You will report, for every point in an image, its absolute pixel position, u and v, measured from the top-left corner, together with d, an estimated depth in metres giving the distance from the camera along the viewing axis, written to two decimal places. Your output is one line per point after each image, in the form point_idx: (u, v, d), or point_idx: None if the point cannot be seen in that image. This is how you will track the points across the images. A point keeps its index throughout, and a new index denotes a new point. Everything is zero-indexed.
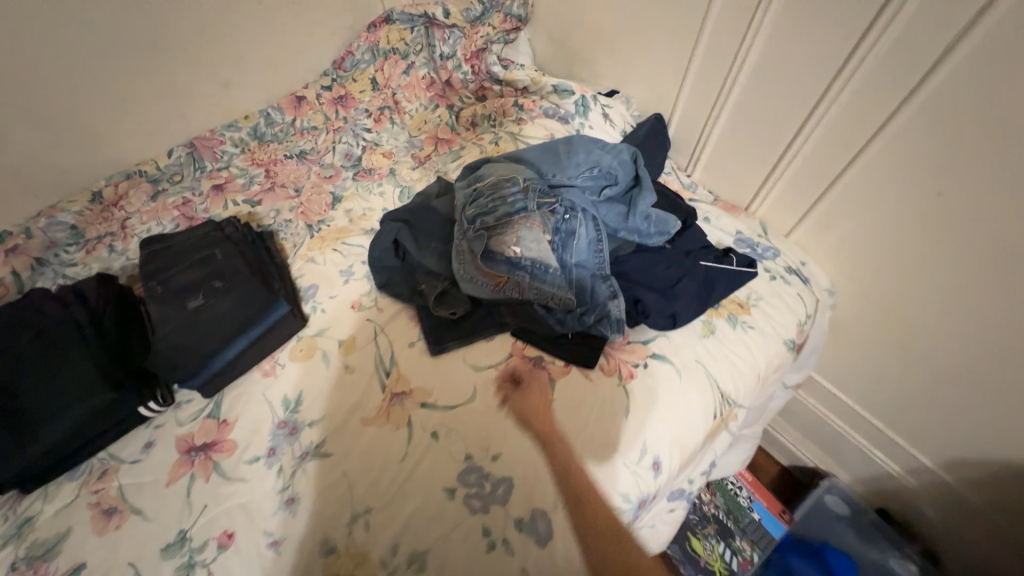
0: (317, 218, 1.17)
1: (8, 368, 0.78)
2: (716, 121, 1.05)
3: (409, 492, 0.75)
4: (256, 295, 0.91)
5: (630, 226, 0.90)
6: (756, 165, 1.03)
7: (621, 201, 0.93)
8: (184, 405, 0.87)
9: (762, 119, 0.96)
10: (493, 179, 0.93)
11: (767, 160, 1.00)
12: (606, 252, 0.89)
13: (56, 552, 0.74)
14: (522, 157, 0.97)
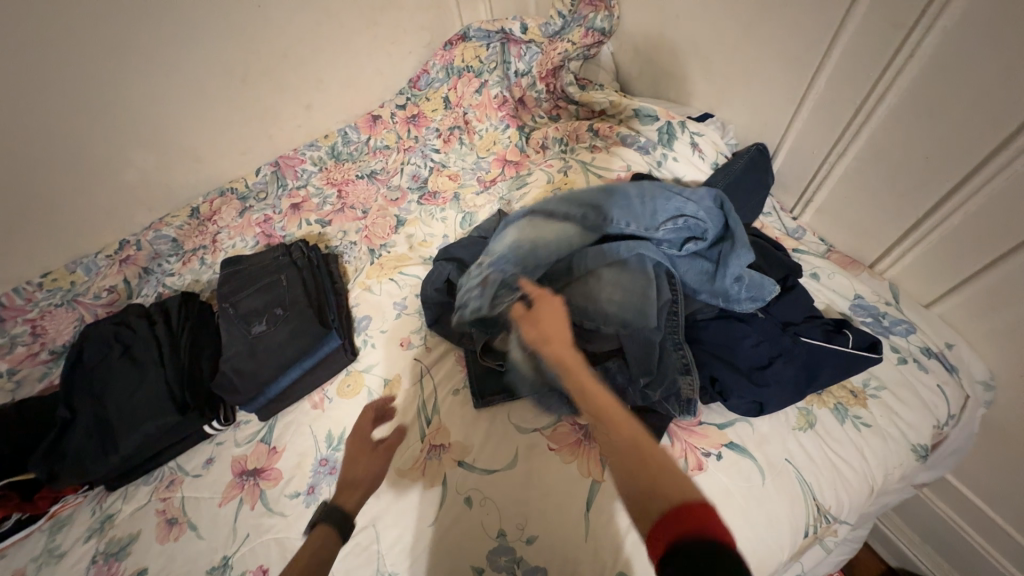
0: (380, 242, 1.17)
1: (108, 378, 0.89)
2: (840, 159, 0.85)
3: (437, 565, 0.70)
4: (310, 326, 0.92)
5: (715, 288, 0.76)
6: (890, 215, 0.82)
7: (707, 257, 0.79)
8: (242, 426, 0.92)
9: (905, 161, 0.76)
10: (541, 237, 0.83)
11: (907, 211, 0.79)
12: (680, 319, 0.76)
13: (126, 553, 0.81)
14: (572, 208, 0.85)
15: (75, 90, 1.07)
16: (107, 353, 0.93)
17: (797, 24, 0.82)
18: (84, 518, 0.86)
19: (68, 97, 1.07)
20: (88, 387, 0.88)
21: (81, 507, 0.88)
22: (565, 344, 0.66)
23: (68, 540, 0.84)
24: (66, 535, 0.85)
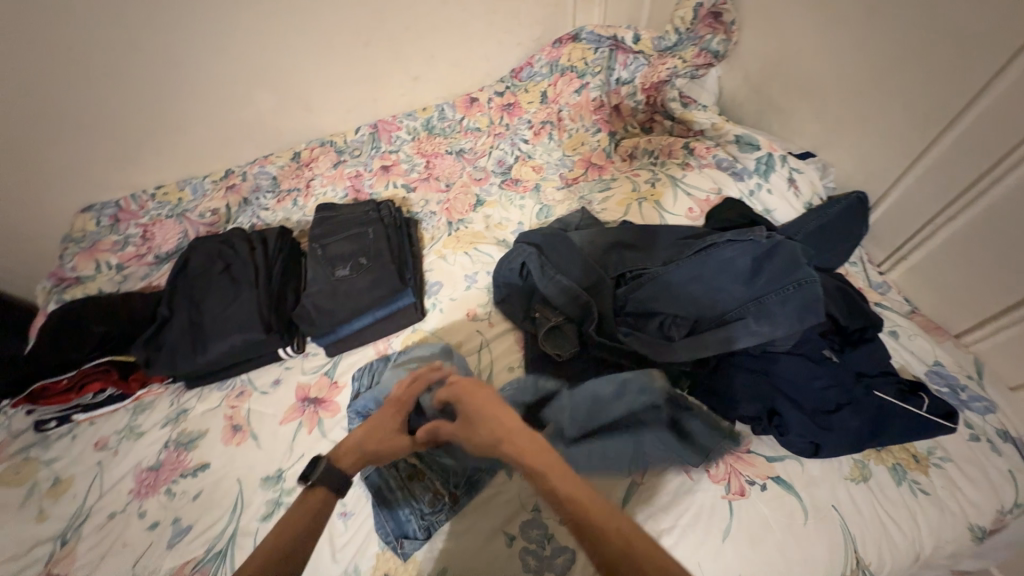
0: (458, 217, 1.23)
1: (205, 288, 0.98)
2: (950, 221, 0.83)
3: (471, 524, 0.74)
4: (388, 279, 0.98)
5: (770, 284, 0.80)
6: (993, 289, 0.79)
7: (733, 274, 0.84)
8: (309, 357, 0.99)
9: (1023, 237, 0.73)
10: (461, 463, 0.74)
11: (1014, 287, 0.76)
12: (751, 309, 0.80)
13: (194, 446, 0.90)
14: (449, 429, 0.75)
15: (223, 28, 1.19)
16: (207, 266, 1.01)
17: (930, 80, 0.81)
18: (162, 407, 0.96)
19: (216, 34, 1.19)
20: (190, 293, 0.98)
21: (160, 397, 0.98)
22: (515, 433, 0.65)
23: (147, 423, 0.94)
24: (146, 418, 0.95)
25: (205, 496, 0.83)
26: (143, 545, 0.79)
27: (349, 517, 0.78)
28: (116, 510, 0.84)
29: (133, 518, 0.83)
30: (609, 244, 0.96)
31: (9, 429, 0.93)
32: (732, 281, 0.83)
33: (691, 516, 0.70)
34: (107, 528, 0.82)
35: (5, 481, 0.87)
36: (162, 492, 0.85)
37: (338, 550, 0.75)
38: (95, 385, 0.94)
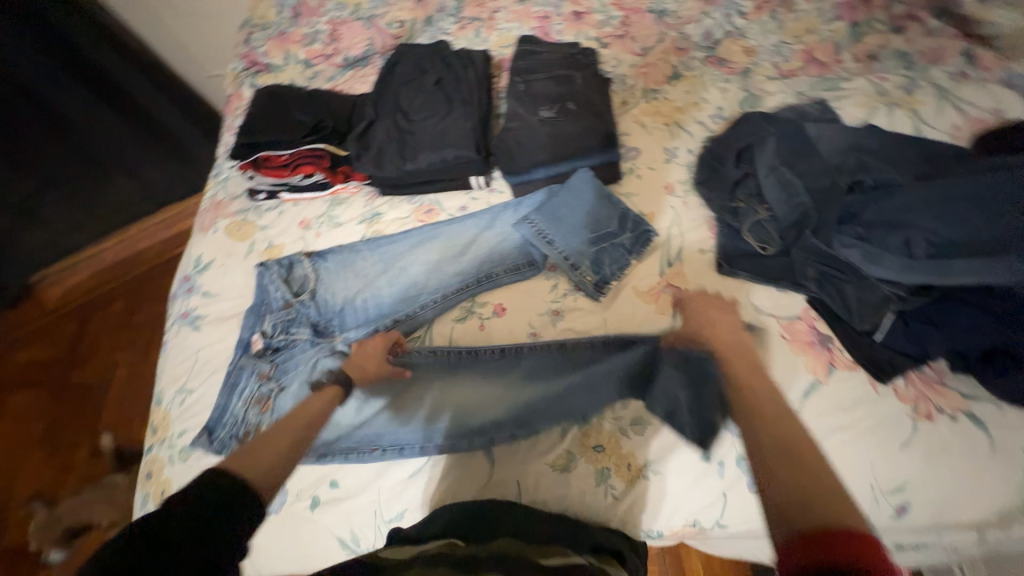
0: (654, 86, 1.12)
1: (413, 97, 0.98)
2: None
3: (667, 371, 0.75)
4: (595, 130, 0.95)
5: None
6: None
7: None
8: (495, 193, 1.00)
9: None
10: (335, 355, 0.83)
11: None
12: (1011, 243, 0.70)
13: (385, 243, 0.96)
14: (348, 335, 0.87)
15: None
16: (414, 76, 1.00)
17: None
18: (357, 205, 1.01)
19: None
20: (396, 101, 0.99)
21: (354, 197, 1.02)
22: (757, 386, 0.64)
23: (345, 216, 1.01)
24: (343, 211, 1.01)
25: (403, 288, 0.92)
26: (354, 322, 0.90)
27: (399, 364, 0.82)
28: (317, 290, 0.92)
29: (336, 300, 0.92)
30: (847, 146, 0.87)
31: (230, 190, 1.04)
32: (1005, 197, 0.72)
33: (870, 422, 0.75)
34: (310, 303, 0.91)
35: (230, 233, 0.99)
36: (362, 286, 0.93)
37: (522, 360, 0.82)
38: (308, 168, 0.98)
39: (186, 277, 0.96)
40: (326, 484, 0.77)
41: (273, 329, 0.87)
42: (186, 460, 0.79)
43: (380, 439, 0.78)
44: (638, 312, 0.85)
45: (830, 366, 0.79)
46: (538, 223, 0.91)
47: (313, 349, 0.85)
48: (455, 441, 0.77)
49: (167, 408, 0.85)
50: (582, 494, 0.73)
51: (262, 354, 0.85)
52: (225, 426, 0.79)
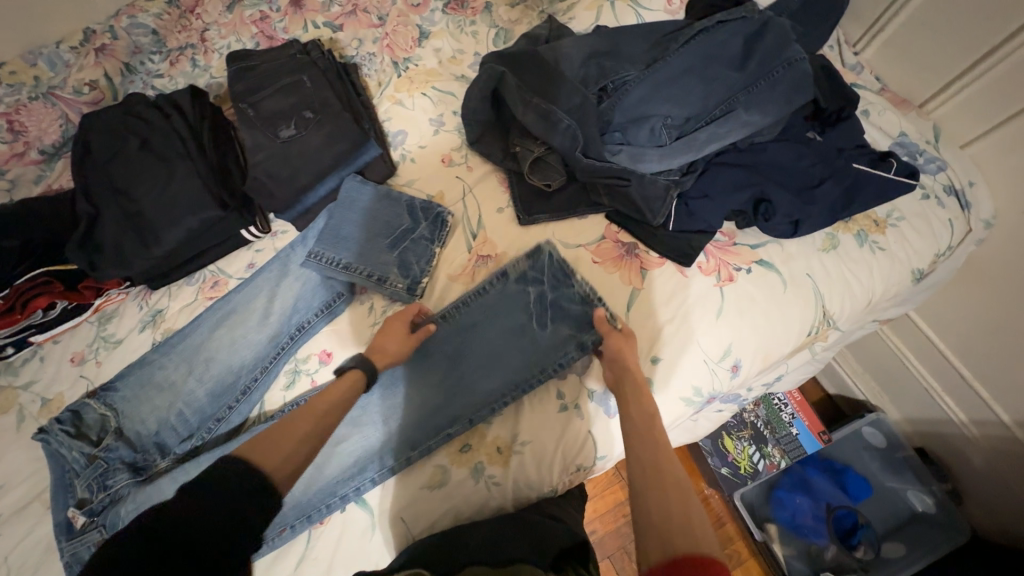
0: (403, 54, 1.03)
1: (127, 172, 0.83)
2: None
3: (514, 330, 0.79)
4: (347, 131, 0.87)
5: (748, 76, 0.79)
6: (950, 56, 0.84)
7: (734, 67, 0.80)
8: (279, 235, 0.92)
9: None
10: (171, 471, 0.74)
11: (968, 51, 0.81)
12: (729, 105, 0.79)
13: (174, 339, 0.84)
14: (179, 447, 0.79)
15: None
16: (118, 147, 0.84)
17: None
18: (132, 312, 0.88)
19: None
20: (108, 183, 0.83)
21: (125, 304, 0.89)
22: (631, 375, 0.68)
23: (121, 330, 0.87)
24: (117, 327, 0.87)
25: (216, 378, 0.82)
26: (180, 437, 0.80)
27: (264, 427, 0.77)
28: (123, 427, 0.80)
29: (150, 424, 0.81)
30: (583, 56, 0.85)
31: None
32: (712, 64, 0.80)
33: (689, 306, 0.79)
34: (118, 442, 0.78)
35: None
36: (173, 398, 0.81)
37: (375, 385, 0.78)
38: (43, 300, 0.82)
39: None
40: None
41: (90, 492, 0.75)
42: None
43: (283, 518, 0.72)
44: (458, 298, 0.82)
45: (640, 271, 0.82)
46: (325, 252, 0.83)
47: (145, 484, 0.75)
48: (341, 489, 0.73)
49: None
50: (466, 499, 0.72)
51: (88, 527, 0.72)
52: None
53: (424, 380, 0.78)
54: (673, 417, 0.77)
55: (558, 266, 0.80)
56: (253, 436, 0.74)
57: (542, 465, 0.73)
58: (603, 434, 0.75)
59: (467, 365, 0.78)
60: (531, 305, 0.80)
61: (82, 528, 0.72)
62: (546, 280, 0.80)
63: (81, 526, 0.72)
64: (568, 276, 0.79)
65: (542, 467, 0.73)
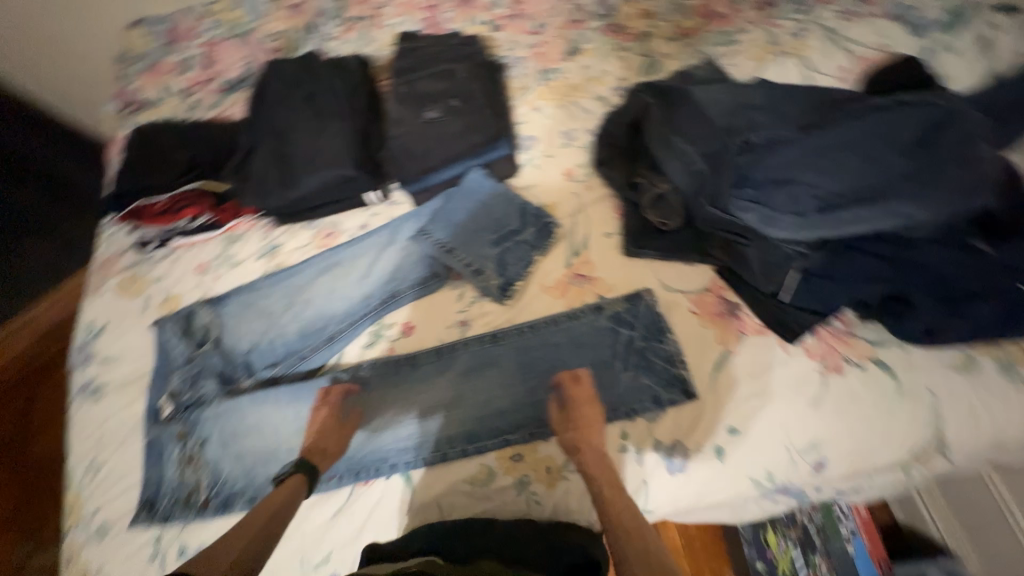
0: (550, 65, 1.07)
1: (289, 117, 0.93)
2: None
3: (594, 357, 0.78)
4: (484, 126, 0.92)
5: (923, 163, 0.70)
6: None
7: (908, 150, 0.72)
8: (396, 205, 0.96)
9: None
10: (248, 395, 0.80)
11: None
12: (892, 189, 0.71)
13: (283, 272, 0.92)
14: (261, 372, 0.85)
15: None
16: (287, 94, 0.94)
17: None
18: (254, 240, 0.96)
19: None
20: (271, 124, 0.93)
21: (250, 232, 0.97)
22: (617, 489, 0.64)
23: (242, 253, 0.96)
24: (240, 249, 0.96)
25: (308, 321, 0.88)
26: (261, 363, 0.86)
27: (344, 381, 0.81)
28: (219, 339, 0.87)
29: (241, 343, 0.87)
30: (735, 105, 0.84)
31: (117, 245, 0.98)
32: (882, 141, 0.73)
33: (782, 384, 0.74)
34: (213, 351, 0.86)
35: (123, 291, 0.94)
36: (267, 326, 0.88)
37: (450, 366, 0.79)
38: (192, 211, 0.93)
39: (81, 346, 0.91)
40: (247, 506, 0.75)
41: (181, 386, 0.84)
42: (104, 537, 0.77)
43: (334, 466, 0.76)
44: (546, 309, 0.83)
45: (739, 334, 0.78)
46: (436, 233, 0.88)
47: (221, 397, 0.82)
48: (394, 458, 0.76)
49: (78, 488, 0.81)
50: (503, 505, 0.72)
51: (172, 417, 0.82)
52: (161, 491, 0.78)
53: (494, 381, 0.78)
54: (735, 495, 0.72)
55: (653, 317, 0.79)
56: (330, 383, 0.80)
57: (585, 498, 0.71)
58: (656, 488, 0.72)
59: (539, 376, 0.78)
60: (619, 344, 0.78)
61: (169, 416, 0.82)
62: (639, 326, 0.78)
63: (167, 415, 0.82)
64: (661, 331, 0.78)
65: (585, 500, 0.72)
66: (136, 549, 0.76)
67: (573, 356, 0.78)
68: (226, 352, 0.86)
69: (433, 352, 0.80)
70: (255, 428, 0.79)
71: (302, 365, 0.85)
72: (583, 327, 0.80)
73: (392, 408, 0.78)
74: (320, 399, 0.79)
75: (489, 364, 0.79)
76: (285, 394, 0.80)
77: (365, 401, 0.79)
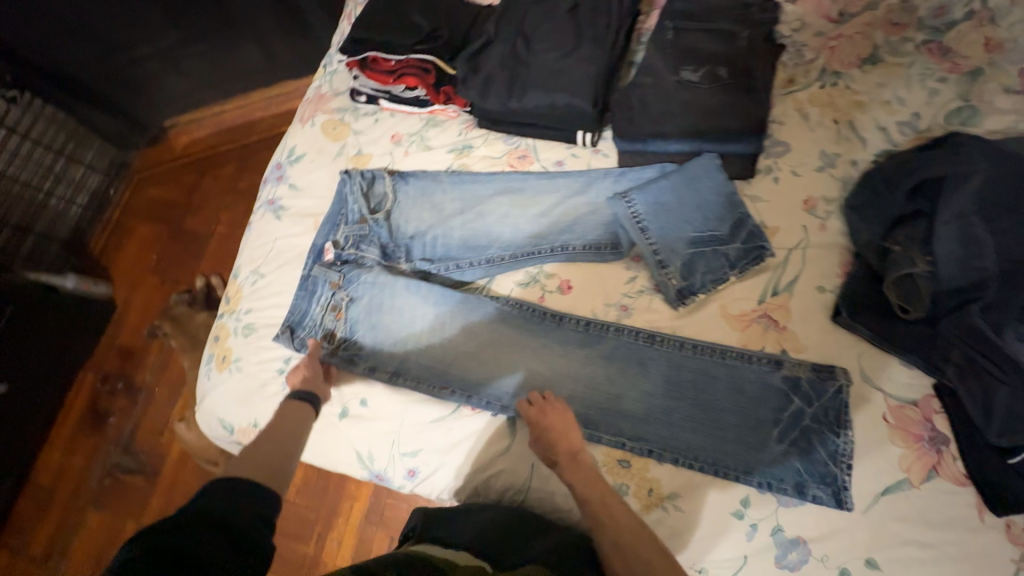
0: (837, 65, 0.88)
1: (541, 22, 0.86)
2: None
3: (749, 411, 0.70)
4: (743, 111, 0.78)
5: None
6: None
7: None
8: (599, 155, 0.88)
9: None
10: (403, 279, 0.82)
11: None
12: None
13: (469, 175, 0.90)
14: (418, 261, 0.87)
15: None
16: None
17: None
18: (451, 132, 0.95)
19: None
20: (520, 23, 0.87)
21: (451, 121, 0.95)
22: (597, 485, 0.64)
23: (436, 141, 0.95)
24: (436, 135, 0.95)
25: (473, 234, 0.86)
26: (419, 254, 0.87)
27: (488, 308, 0.81)
28: (391, 213, 0.88)
29: (408, 228, 0.88)
30: None
31: (336, 85, 1.01)
32: None
33: (957, 550, 0.62)
34: (383, 224, 0.87)
35: (326, 131, 0.98)
36: (435, 222, 0.87)
37: (597, 346, 0.77)
38: (411, 81, 0.91)
39: (279, 165, 0.98)
40: (365, 371, 0.80)
41: (344, 241, 0.87)
42: (247, 335, 0.87)
43: (449, 380, 0.78)
44: (717, 337, 0.74)
45: (930, 470, 0.65)
46: (637, 204, 0.80)
47: (380, 269, 0.83)
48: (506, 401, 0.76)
49: (240, 285, 0.92)
50: None
51: (331, 265, 0.85)
52: (300, 324, 0.84)
53: (631, 381, 0.75)
54: None
55: (836, 407, 0.68)
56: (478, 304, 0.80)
57: (673, 539, 0.67)
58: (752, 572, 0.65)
59: (680, 400, 0.72)
60: (782, 414, 0.69)
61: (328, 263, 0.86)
62: (815, 406, 0.68)
63: (327, 262, 0.86)
64: (840, 424, 0.67)
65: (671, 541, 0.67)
66: (270, 359, 0.85)
67: (725, 398, 0.71)
68: (394, 230, 0.88)
69: (586, 324, 0.77)
70: (398, 311, 0.82)
71: (455, 272, 0.86)
72: (749, 375, 0.71)
73: (524, 354, 0.78)
74: (465, 314, 0.81)
75: (636, 362, 0.75)
76: (436, 293, 0.82)
77: (503, 333, 0.79)
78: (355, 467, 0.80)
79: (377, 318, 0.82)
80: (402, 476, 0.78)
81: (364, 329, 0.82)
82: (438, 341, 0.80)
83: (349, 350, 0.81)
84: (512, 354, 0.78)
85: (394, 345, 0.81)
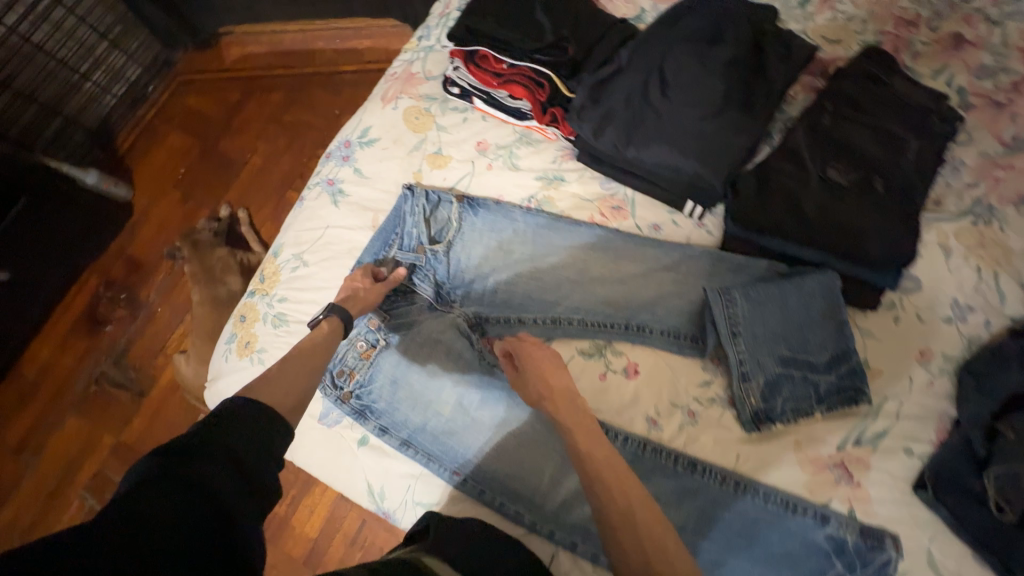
0: (996, 198, 0.76)
1: (684, 65, 0.74)
2: None
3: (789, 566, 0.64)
4: (887, 234, 0.68)
5: None
6: None
7: None
8: (703, 229, 0.78)
9: None
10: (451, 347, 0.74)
11: None
12: None
13: (556, 216, 0.80)
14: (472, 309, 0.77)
15: None
16: (697, 37, 0.75)
17: None
18: (545, 156, 0.84)
19: None
20: (659, 59, 0.75)
21: (547, 145, 0.84)
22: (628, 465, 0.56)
23: (526, 162, 0.84)
24: (527, 155, 0.84)
25: (544, 285, 0.78)
26: (475, 302, 0.78)
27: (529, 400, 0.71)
28: (451, 244, 0.79)
29: (468, 267, 0.79)
30: None
31: (428, 66, 0.89)
32: None
33: None
34: (441, 257, 0.79)
35: (407, 118, 0.86)
36: (501, 266, 0.78)
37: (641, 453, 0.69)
38: (518, 91, 0.81)
39: (347, 142, 0.87)
40: (374, 430, 0.74)
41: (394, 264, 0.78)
42: (276, 327, 0.80)
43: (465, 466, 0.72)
44: (781, 473, 0.68)
45: None
46: (736, 304, 0.71)
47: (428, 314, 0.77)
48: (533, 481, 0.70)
49: (279, 266, 0.83)
50: None
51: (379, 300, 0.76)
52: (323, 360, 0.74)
53: (671, 502, 0.68)
54: None
55: None
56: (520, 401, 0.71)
57: None
58: None
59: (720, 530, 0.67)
60: None
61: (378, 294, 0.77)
62: None
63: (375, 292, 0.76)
64: None
65: None
66: None
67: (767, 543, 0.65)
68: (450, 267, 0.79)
69: (638, 445, 0.69)
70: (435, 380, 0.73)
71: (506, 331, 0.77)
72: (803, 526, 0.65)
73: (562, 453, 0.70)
74: (507, 405, 0.72)
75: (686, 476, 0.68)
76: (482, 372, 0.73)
77: (539, 426, 0.71)
78: (363, 496, 0.76)
79: (410, 376, 0.73)
80: (412, 520, 0.73)
81: (393, 386, 0.74)
82: (474, 408, 0.72)
83: (372, 401, 0.74)
84: (541, 454, 0.71)
85: (414, 411, 0.73)
